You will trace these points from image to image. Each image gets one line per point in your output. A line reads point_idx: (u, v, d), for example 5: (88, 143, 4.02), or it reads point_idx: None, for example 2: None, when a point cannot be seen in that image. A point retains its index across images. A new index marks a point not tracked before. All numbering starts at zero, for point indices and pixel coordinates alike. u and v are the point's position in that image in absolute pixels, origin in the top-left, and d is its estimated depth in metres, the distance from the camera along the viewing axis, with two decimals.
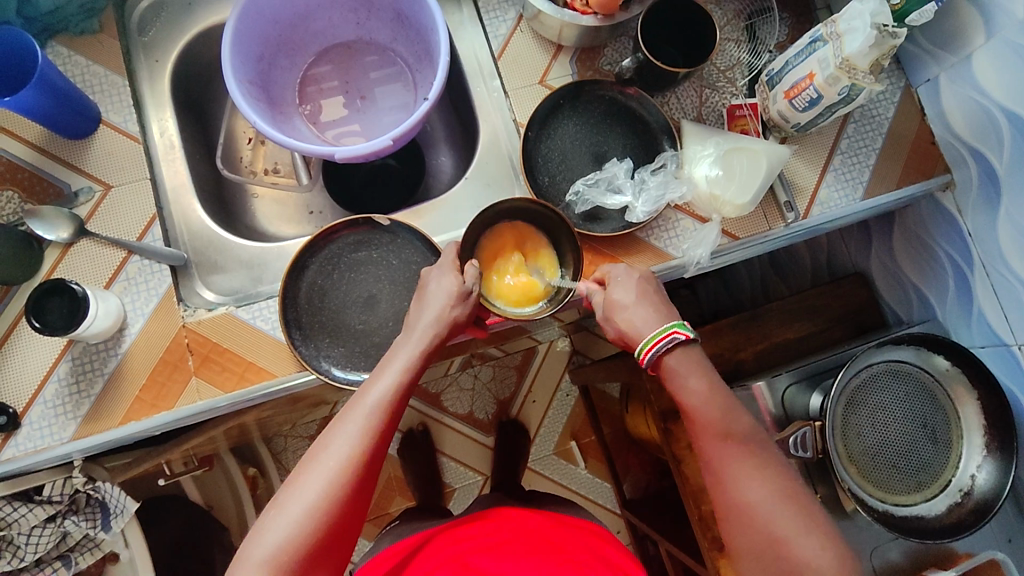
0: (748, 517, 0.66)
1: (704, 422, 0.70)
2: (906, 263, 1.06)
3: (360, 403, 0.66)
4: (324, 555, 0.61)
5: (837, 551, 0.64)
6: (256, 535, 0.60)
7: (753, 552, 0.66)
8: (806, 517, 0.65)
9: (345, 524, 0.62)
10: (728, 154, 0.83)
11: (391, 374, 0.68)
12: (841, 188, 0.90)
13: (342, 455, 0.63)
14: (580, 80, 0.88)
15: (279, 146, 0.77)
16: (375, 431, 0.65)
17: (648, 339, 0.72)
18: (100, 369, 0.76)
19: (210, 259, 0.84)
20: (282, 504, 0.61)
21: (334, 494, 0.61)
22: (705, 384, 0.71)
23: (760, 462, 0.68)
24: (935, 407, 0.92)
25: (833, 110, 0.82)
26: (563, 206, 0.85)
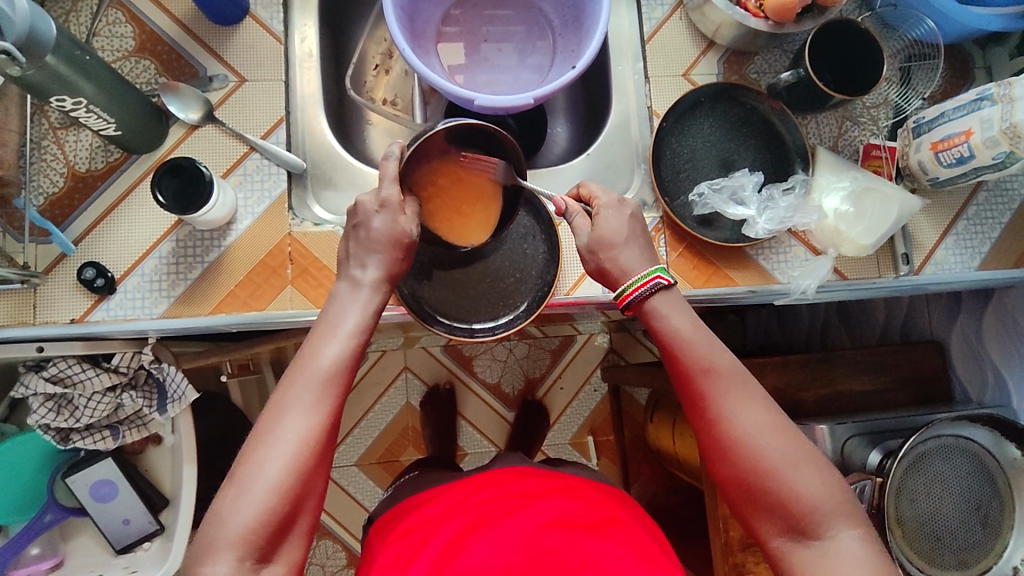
0: (738, 451, 0.65)
1: (690, 362, 0.68)
2: (992, 344, 1.03)
3: (309, 368, 0.63)
4: (298, 522, 0.60)
5: (828, 482, 0.64)
6: (217, 521, 0.58)
7: (745, 492, 0.66)
8: (798, 446, 0.65)
9: (310, 497, 0.61)
10: (863, 191, 0.81)
11: (341, 338, 0.65)
12: (959, 253, 0.88)
13: (300, 429, 0.61)
14: (726, 82, 0.86)
15: (425, 79, 0.76)
16: (333, 399, 0.63)
17: (627, 285, 0.70)
18: (201, 257, 0.76)
19: (325, 174, 0.84)
20: (236, 490, 0.58)
21: (294, 475, 0.59)
22: (687, 318, 0.70)
23: (753, 392, 0.67)
24: (993, 491, 0.91)
25: (980, 172, 0.80)
26: (681, 205, 0.84)
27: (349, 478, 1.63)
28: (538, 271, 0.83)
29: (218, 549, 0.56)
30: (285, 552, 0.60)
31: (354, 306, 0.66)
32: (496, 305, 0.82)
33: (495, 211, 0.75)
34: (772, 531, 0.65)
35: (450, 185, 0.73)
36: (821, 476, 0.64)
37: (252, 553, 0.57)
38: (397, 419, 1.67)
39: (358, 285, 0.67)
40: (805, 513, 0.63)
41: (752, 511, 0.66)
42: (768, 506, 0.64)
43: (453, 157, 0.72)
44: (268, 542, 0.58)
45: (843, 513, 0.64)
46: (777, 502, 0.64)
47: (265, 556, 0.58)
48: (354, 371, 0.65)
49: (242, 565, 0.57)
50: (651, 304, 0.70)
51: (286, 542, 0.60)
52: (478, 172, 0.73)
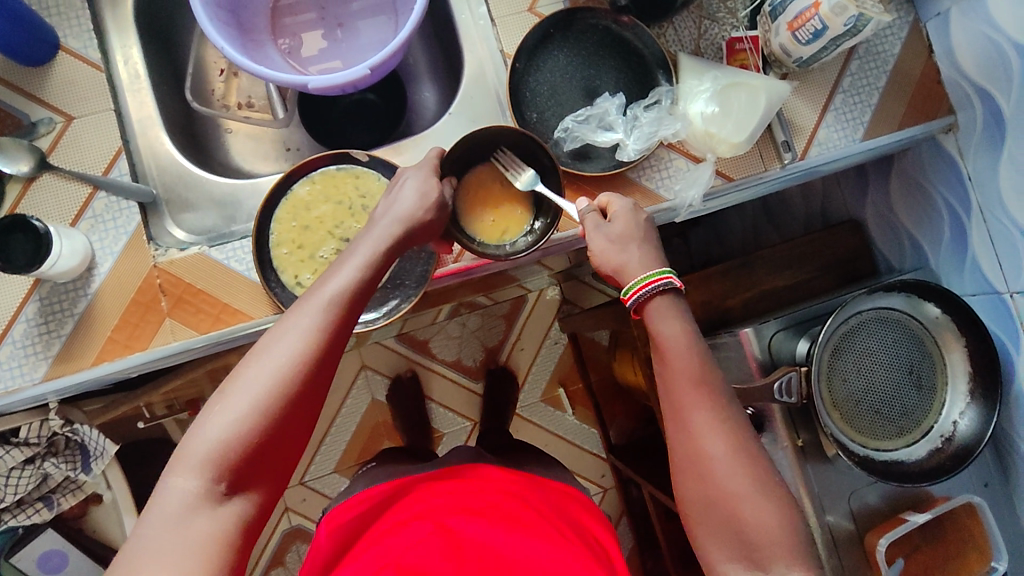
0: (704, 467, 0.65)
1: (675, 368, 0.68)
2: (901, 210, 1.03)
3: (326, 286, 0.63)
4: (268, 461, 0.57)
5: (789, 518, 0.63)
6: (199, 426, 0.56)
7: (702, 508, 0.65)
8: (763, 477, 0.64)
9: (291, 433, 0.59)
10: (727, 88, 0.80)
11: (352, 270, 0.65)
12: (841, 128, 0.86)
13: (292, 351, 0.59)
14: (571, 7, 0.82)
15: (249, 75, 0.71)
16: (329, 328, 0.61)
17: (637, 281, 0.70)
18: (70, 310, 0.73)
19: (180, 196, 0.80)
20: (226, 398, 0.57)
21: (282, 394, 0.58)
22: (681, 326, 0.69)
23: (722, 416, 0.66)
24: (923, 354, 0.93)
25: (838, 42, 0.77)
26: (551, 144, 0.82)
27: (332, 485, 1.63)
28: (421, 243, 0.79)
29: (189, 463, 0.54)
30: (256, 489, 0.57)
31: (371, 239, 0.67)
32: (383, 288, 0.79)
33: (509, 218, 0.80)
34: (721, 556, 0.63)
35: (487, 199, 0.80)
36: (780, 511, 0.63)
37: (227, 476, 0.55)
38: (366, 417, 1.66)
39: (372, 224, 0.69)
40: (762, 544, 0.61)
41: (707, 530, 0.65)
42: (725, 526, 0.63)
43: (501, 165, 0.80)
44: (244, 466, 0.56)
45: (792, 556, 0.61)
46: (732, 527, 0.63)
47: (236, 484, 0.56)
48: (359, 303, 0.65)
49: (210, 488, 0.54)
50: (651, 306, 0.71)
51: (260, 477, 0.57)
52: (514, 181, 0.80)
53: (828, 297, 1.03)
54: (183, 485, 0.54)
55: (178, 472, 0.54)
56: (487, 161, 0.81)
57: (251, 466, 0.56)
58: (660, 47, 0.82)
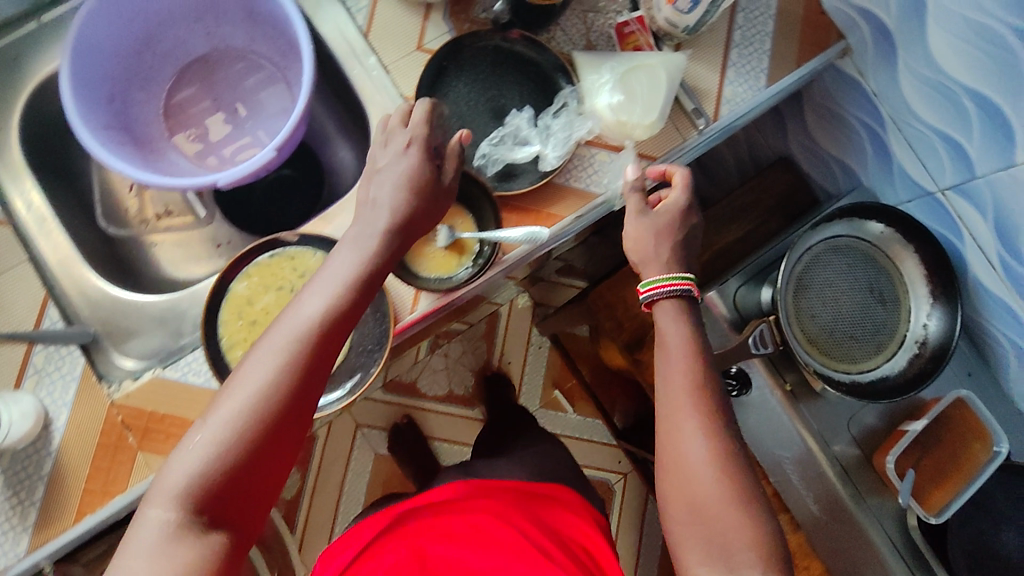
0: (685, 465, 0.70)
1: (676, 372, 0.74)
2: (823, 137, 1.07)
3: (305, 310, 0.62)
4: (246, 492, 0.57)
5: (759, 522, 0.67)
6: (178, 454, 0.56)
7: (684, 500, 0.70)
8: (736, 482, 0.69)
9: (270, 460, 0.58)
10: (626, 74, 0.81)
11: (330, 290, 0.63)
12: (744, 80, 0.88)
13: (267, 375, 0.58)
14: (458, 36, 0.82)
15: (158, 189, 0.71)
16: (305, 353, 0.60)
17: (661, 278, 0.76)
18: (37, 473, 0.71)
19: (120, 326, 0.77)
20: (205, 424, 0.57)
21: (256, 419, 0.57)
22: (682, 333, 0.75)
23: (706, 424, 0.71)
24: (878, 271, 0.96)
25: (717, 3, 0.79)
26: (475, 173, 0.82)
27: None
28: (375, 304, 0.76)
29: (163, 493, 0.54)
30: (233, 521, 0.56)
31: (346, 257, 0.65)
32: (350, 359, 0.76)
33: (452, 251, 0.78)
34: (695, 553, 0.68)
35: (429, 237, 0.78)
36: (751, 515, 0.67)
37: (200, 508, 0.55)
38: (375, 473, 1.64)
39: (351, 236, 0.67)
40: (736, 545, 0.66)
41: (685, 528, 0.69)
42: (705, 527, 0.68)
43: None
44: (221, 496, 0.55)
45: (762, 557, 0.66)
46: (706, 525, 0.68)
47: (214, 517, 0.55)
48: (340, 329, 0.63)
49: (188, 520, 0.54)
50: (661, 307, 0.76)
51: (237, 507, 0.57)
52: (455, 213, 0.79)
53: (780, 238, 1.06)
54: (158, 515, 0.54)
55: (157, 502, 0.54)
56: None
57: (225, 495, 0.56)
58: (556, 54, 0.83)
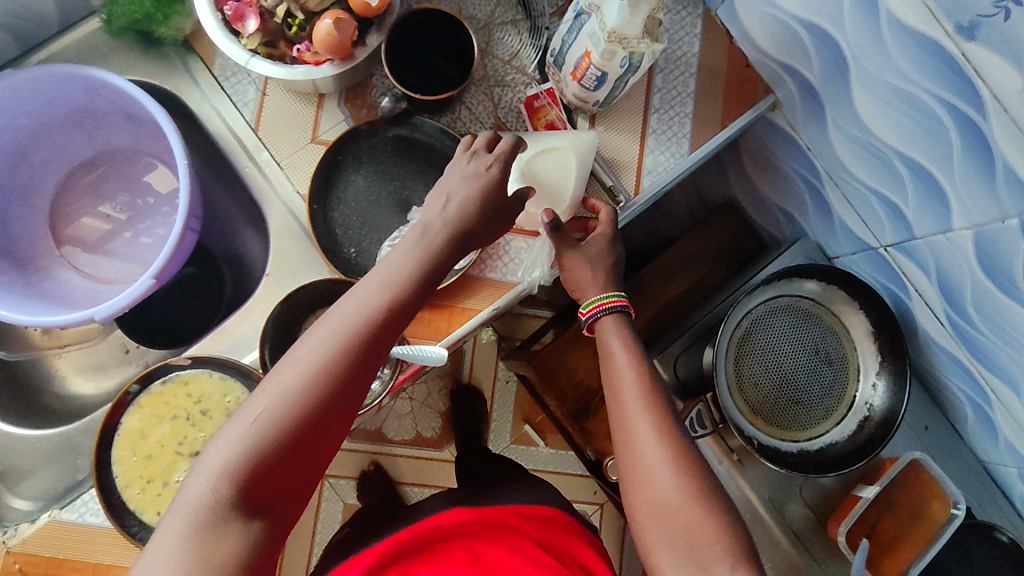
0: (639, 470, 0.62)
1: (621, 383, 0.67)
2: (762, 184, 1.01)
3: (380, 278, 0.56)
4: (285, 483, 0.49)
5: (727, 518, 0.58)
6: (224, 431, 0.49)
7: (649, 507, 0.60)
8: (695, 477, 0.61)
9: (315, 449, 0.50)
10: (530, 162, 0.75)
11: (396, 274, 0.56)
12: (665, 148, 0.82)
13: (332, 354, 0.51)
14: (353, 128, 0.77)
15: (31, 327, 0.67)
16: (370, 338, 0.53)
17: (597, 298, 0.73)
18: None
19: (13, 466, 0.74)
20: (257, 399, 0.50)
21: (317, 399, 0.50)
22: (626, 346, 0.70)
23: (660, 425, 0.64)
24: (824, 329, 0.90)
25: (623, 80, 0.73)
26: None
27: None
28: None
29: (206, 468, 0.47)
30: (271, 511, 0.49)
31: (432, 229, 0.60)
32: None
33: None
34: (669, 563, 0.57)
35: None
36: (717, 509, 0.59)
37: (250, 489, 0.47)
38: None
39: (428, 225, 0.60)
40: (704, 543, 0.56)
41: (658, 536, 0.59)
42: (673, 531, 0.58)
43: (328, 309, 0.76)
44: (263, 483, 0.48)
45: (733, 551, 0.56)
46: (680, 528, 0.58)
47: (254, 504, 0.47)
48: (403, 317, 0.55)
49: (224, 505, 0.46)
50: (604, 326, 0.72)
51: (276, 498, 0.49)
52: None
53: (724, 293, 1.00)
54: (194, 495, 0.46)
55: (198, 477, 0.47)
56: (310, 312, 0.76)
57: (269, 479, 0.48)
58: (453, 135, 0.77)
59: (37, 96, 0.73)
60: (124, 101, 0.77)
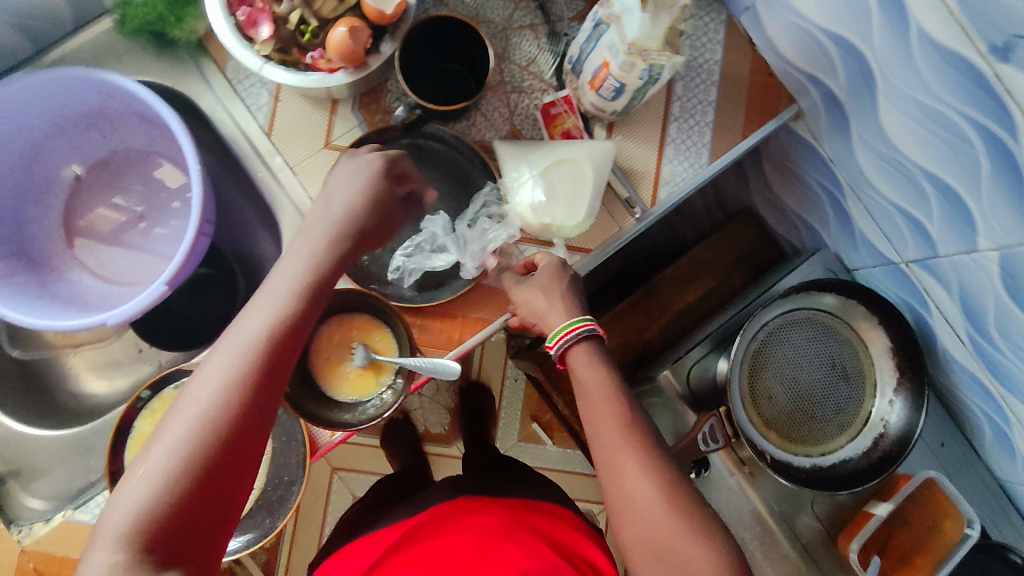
0: (631, 507, 0.58)
1: (601, 418, 0.63)
2: (783, 193, 1.00)
3: (262, 311, 0.55)
4: (197, 529, 0.48)
5: (721, 544, 0.56)
6: (121, 489, 0.48)
7: (643, 546, 0.57)
8: (690, 511, 0.58)
9: (221, 495, 0.49)
10: (547, 172, 0.75)
11: (270, 308, 0.55)
12: (683, 158, 0.81)
13: (206, 403, 0.50)
14: (368, 134, 0.75)
15: (40, 331, 0.67)
16: (251, 378, 0.52)
17: (564, 325, 0.67)
18: None
19: (26, 466, 0.73)
20: (147, 455, 0.49)
21: (197, 452, 0.49)
22: (600, 376, 0.65)
23: (646, 460, 0.60)
24: (840, 343, 0.89)
25: (643, 91, 0.72)
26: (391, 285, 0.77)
27: None
28: (290, 433, 0.72)
29: (110, 529, 0.46)
30: (189, 560, 0.48)
31: (276, 287, 0.56)
32: (264, 495, 0.71)
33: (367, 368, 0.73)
34: None
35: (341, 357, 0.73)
36: (707, 536, 0.56)
37: (154, 543, 0.46)
38: None
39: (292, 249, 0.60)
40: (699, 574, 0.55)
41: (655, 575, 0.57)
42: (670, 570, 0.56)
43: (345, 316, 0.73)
44: (171, 534, 0.47)
45: None
46: (675, 564, 0.56)
47: (168, 555, 0.47)
48: (285, 353, 0.54)
49: (137, 561, 0.45)
50: (575, 355, 0.67)
51: (193, 544, 0.48)
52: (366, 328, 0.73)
53: (740, 304, 0.97)
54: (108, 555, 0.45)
55: (100, 542, 0.46)
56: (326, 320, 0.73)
57: (183, 530, 0.47)
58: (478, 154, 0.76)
59: (53, 97, 0.73)
60: (137, 103, 0.76)
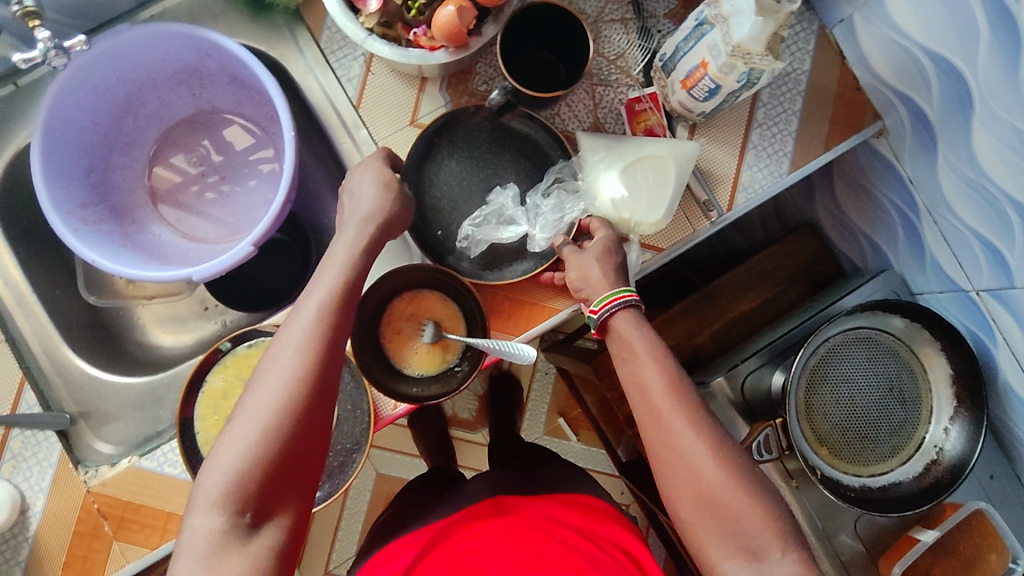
0: (686, 467, 0.56)
1: (645, 379, 0.60)
2: (852, 210, 0.99)
3: (321, 284, 0.58)
4: (289, 484, 0.51)
5: (773, 503, 0.56)
6: (212, 459, 0.51)
7: (693, 503, 0.56)
8: (737, 461, 0.57)
9: (310, 449, 0.53)
10: (629, 156, 0.75)
11: (331, 278, 0.59)
12: (764, 165, 0.80)
13: (284, 371, 0.53)
14: (450, 111, 0.77)
15: (130, 280, 0.70)
16: (322, 342, 0.55)
17: (608, 294, 0.65)
18: (16, 557, 0.71)
19: (97, 409, 0.77)
20: (232, 425, 0.52)
21: (284, 415, 0.51)
22: (648, 339, 0.62)
23: (694, 417, 0.58)
24: (901, 365, 0.88)
25: (736, 94, 0.72)
26: (456, 257, 0.78)
27: None
28: (354, 401, 0.73)
29: (210, 496, 0.49)
30: (282, 513, 0.51)
31: (331, 268, 0.59)
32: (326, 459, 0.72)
33: (435, 346, 0.75)
34: (720, 553, 0.54)
35: (410, 334, 0.75)
36: (759, 494, 0.56)
37: (253, 500, 0.49)
38: None
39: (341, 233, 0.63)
40: (754, 530, 0.54)
41: (705, 531, 0.55)
42: (721, 524, 0.55)
43: (418, 293, 0.76)
44: (267, 492, 0.50)
45: (780, 532, 0.54)
46: (727, 518, 0.55)
47: (261, 512, 0.50)
48: (347, 316, 0.58)
49: (235, 522, 0.49)
50: (617, 322, 0.64)
51: (285, 499, 0.51)
52: (438, 305, 0.76)
53: (799, 318, 0.97)
54: (208, 522, 0.48)
55: (199, 510, 0.49)
56: (399, 295, 0.76)
57: (277, 488, 0.51)
58: (552, 130, 0.77)
59: (151, 52, 0.75)
60: (231, 65, 0.77)
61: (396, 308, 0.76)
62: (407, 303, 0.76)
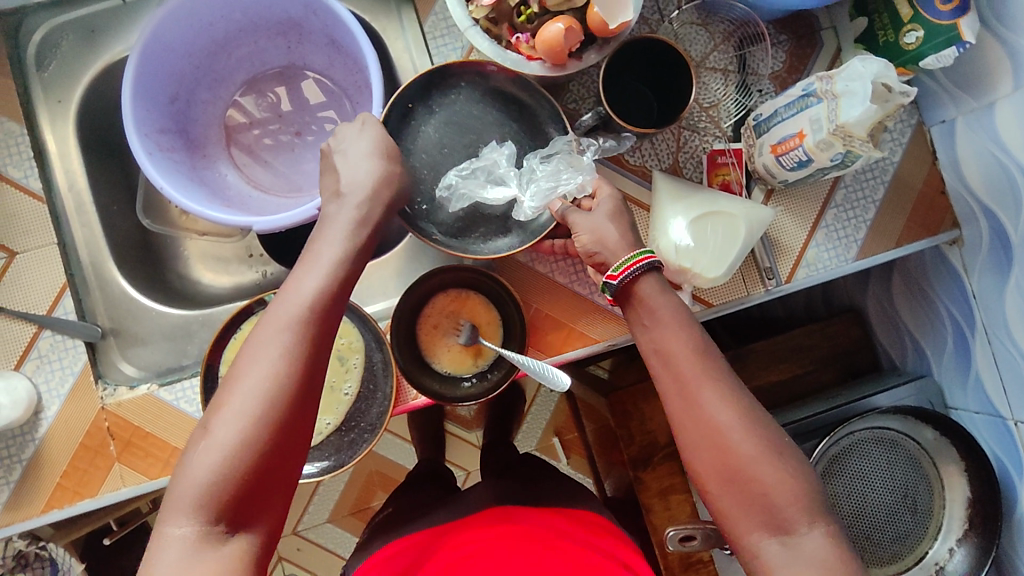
0: (713, 440, 0.54)
1: (670, 343, 0.56)
2: (905, 309, 0.96)
3: (305, 280, 0.55)
4: (265, 492, 0.51)
5: (804, 476, 0.53)
6: (186, 463, 0.50)
7: (718, 475, 0.54)
8: (766, 431, 0.54)
9: (288, 456, 0.52)
10: (675, 188, 0.76)
11: (317, 272, 0.55)
12: (832, 247, 0.79)
13: (264, 377, 0.51)
14: (430, 72, 0.73)
15: (193, 215, 0.71)
16: (305, 344, 0.53)
17: (626, 259, 0.59)
18: (17, 456, 0.71)
19: (129, 329, 0.79)
20: (208, 430, 0.51)
21: (260, 424, 0.50)
22: (673, 305, 0.58)
23: (725, 382, 0.55)
24: (918, 475, 0.87)
25: (824, 171, 0.71)
26: (432, 217, 0.73)
27: None
28: (375, 383, 0.73)
29: (181, 505, 0.48)
30: (258, 520, 0.50)
31: (316, 263, 0.56)
32: (338, 434, 0.72)
33: (469, 348, 0.75)
34: (745, 527, 0.53)
35: (446, 330, 0.76)
36: (792, 465, 0.53)
37: (225, 510, 0.49)
38: None
39: (335, 220, 0.59)
40: (783, 504, 0.52)
41: (731, 504, 0.53)
42: (747, 498, 0.52)
43: (462, 292, 0.77)
44: (241, 501, 0.49)
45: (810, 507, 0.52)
46: (754, 493, 0.52)
47: (235, 520, 0.49)
48: (333, 314, 0.55)
49: (207, 531, 0.48)
50: (641, 286, 0.59)
51: (260, 507, 0.51)
52: (479, 309, 0.76)
53: (826, 402, 0.96)
54: (181, 530, 0.48)
55: (172, 517, 0.49)
56: (443, 291, 0.77)
57: (253, 496, 0.50)
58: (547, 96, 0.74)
59: None
60: (334, 27, 0.77)
61: (437, 303, 0.76)
62: (449, 300, 0.76)
